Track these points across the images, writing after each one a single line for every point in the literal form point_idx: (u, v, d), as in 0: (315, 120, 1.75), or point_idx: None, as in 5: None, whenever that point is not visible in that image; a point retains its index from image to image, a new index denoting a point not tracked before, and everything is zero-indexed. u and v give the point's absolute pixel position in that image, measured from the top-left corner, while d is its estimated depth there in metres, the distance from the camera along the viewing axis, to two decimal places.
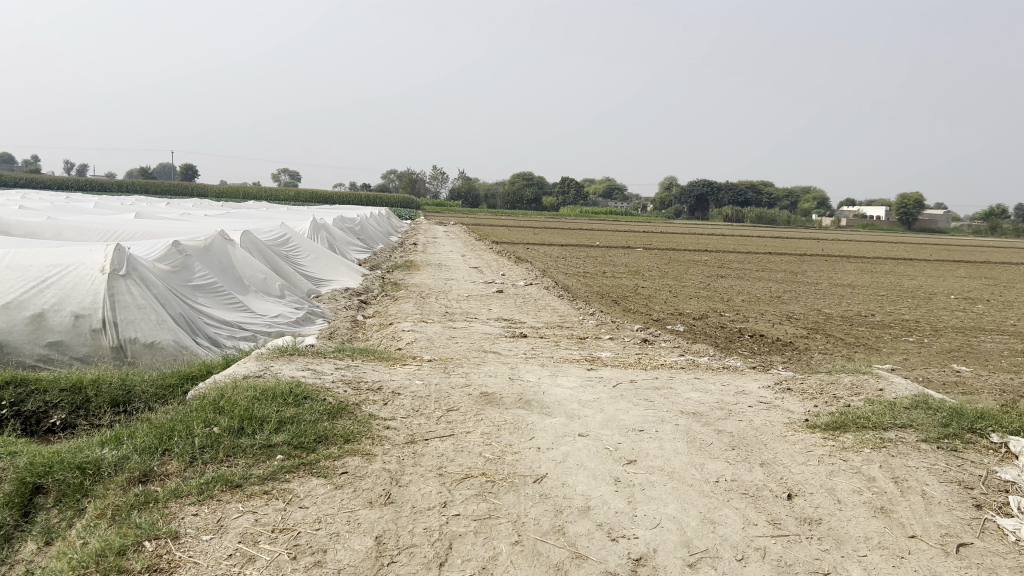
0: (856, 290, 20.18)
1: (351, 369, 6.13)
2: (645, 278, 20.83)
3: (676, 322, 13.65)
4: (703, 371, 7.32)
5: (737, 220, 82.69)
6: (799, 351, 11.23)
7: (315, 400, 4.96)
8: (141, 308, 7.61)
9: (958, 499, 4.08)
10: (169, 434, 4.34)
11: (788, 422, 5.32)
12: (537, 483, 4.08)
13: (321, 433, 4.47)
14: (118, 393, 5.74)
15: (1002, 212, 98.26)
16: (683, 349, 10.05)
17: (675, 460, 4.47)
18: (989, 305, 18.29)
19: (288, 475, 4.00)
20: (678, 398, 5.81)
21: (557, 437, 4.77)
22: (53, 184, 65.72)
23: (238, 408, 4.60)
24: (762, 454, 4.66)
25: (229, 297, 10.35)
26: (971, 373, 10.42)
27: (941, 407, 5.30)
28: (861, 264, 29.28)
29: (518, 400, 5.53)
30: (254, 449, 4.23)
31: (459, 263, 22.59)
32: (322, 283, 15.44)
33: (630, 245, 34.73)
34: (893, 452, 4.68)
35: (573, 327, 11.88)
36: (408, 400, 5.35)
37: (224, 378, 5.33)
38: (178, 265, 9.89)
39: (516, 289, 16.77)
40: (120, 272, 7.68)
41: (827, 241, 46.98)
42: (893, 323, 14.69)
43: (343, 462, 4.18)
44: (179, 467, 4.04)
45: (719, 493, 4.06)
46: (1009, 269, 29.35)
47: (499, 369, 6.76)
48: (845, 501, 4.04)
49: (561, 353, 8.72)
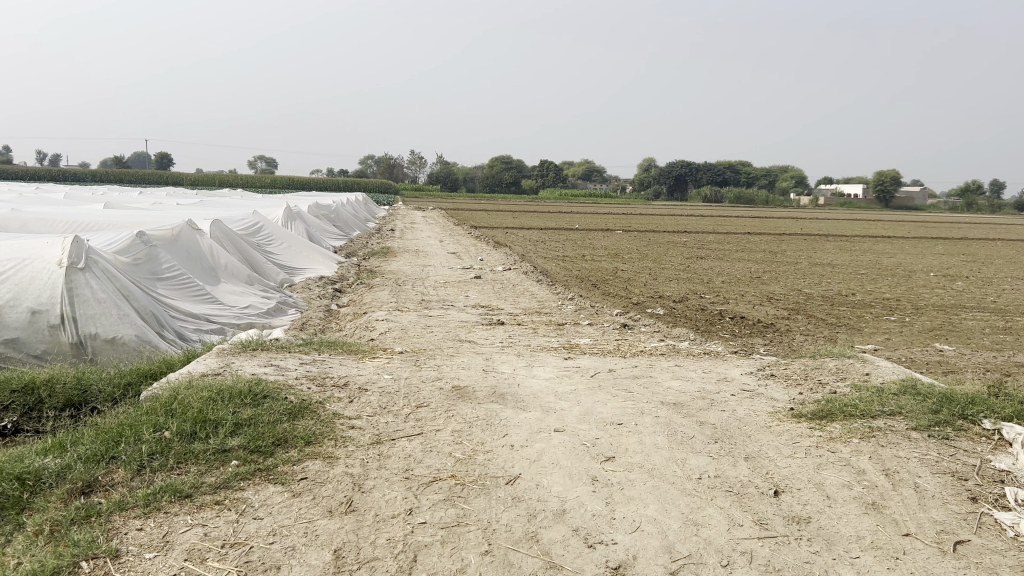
0: (836, 269, 20.06)
1: (317, 364, 5.85)
2: (625, 261, 20.54)
3: (656, 305, 13.44)
4: (684, 357, 7.08)
5: (716, 200, 82.68)
6: (780, 333, 11.06)
7: (275, 400, 4.69)
8: (101, 303, 7.26)
9: (953, 492, 3.88)
10: (117, 440, 4.04)
11: (773, 411, 5.11)
12: (509, 485, 3.84)
13: (280, 436, 4.20)
14: (73, 393, 5.43)
15: (977, 188, 99.11)
16: (664, 333, 9.85)
17: (655, 455, 4.24)
18: (968, 281, 18.24)
19: (243, 483, 3.73)
20: (659, 388, 5.58)
21: (531, 433, 4.53)
22: (23, 174, 64.66)
23: (191, 410, 4.31)
24: (746, 448, 4.44)
25: (197, 289, 10.01)
26: (954, 352, 10.27)
27: (930, 393, 5.12)
28: (840, 242, 29.20)
29: (491, 394, 5.28)
30: (208, 455, 3.95)
31: (437, 249, 22.30)
32: (295, 272, 15.07)
33: (609, 227, 34.51)
34: (883, 442, 4.48)
35: (551, 313, 11.64)
36: (375, 397, 5.09)
37: (179, 377, 5.03)
38: (142, 257, 9.52)
39: (494, 275, 16.46)
40: (77, 265, 7.31)
41: (808, 220, 46.94)
42: (874, 303, 14.57)
43: (302, 467, 3.92)
44: (126, 476, 3.75)
45: (702, 492, 3.83)
46: (987, 245, 29.39)
47: (473, 360, 6.49)
48: (835, 497, 3.83)
49: (538, 341, 8.46)
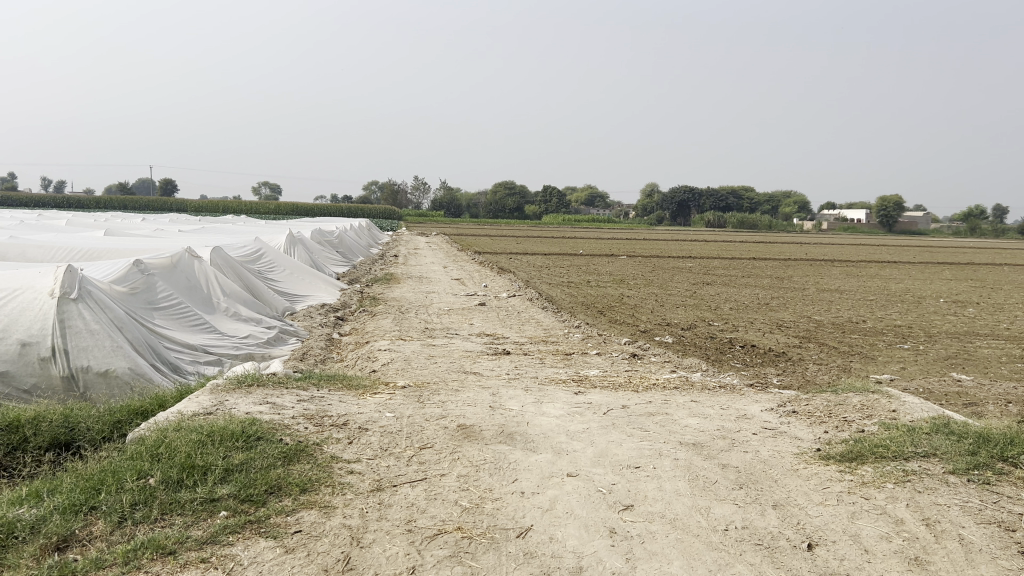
0: (845, 296, 19.77)
1: (315, 402, 5.55)
2: (631, 287, 20.26)
3: (664, 333, 13.16)
4: (699, 391, 6.77)
5: (719, 225, 82.62)
6: (792, 362, 10.78)
7: (269, 442, 4.41)
8: (94, 334, 6.99)
9: (1001, 546, 3.56)
10: (97, 489, 3.75)
11: (799, 452, 4.81)
12: (521, 538, 3.54)
13: (272, 483, 3.92)
14: (60, 431, 5.10)
15: (980, 212, 99.07)
16: (674, 364, 9.55)
17: (677, 504, 3.94)
18: (979, 308, 17.96)
19: (231, 537, 3.43)
20: (676, 427, 5.27)
21: (543, 477, 4.24)
22: (27, 200, 64.69)
23: (178, 455, 4.04)
24: (774, 494, 4.14)
25: (196, 319, 9.74)
26: (973, 383, 9.92)
27: (965, 432, 4.81)
28: (846, 267, 28.90)
29: (499, 434, 4.98)
30: (195, 505, 3.66)
31: (441, 275, 22.08)
32: (297, 300, 14.79)
33: (613, 253, 34.27)
34: (919, 487, 4.18)
35: (558, 342, 11.35)
36: (376, 437, 4.80)
37: (170, 417, 4.75)
38: (139, 286, 9.25)
39: (499, 302, 16.21)
40: (70, 295, 7.07)
41: (812, 245, 46.73)
42: (886, 330, 14.25)
43: (296, 518, 3.63)
44: (105, 530, 3.45)
45: (731, 546, 3.54)
46: (994, 271, 28.99)
47: (478, 396, 6.19)
48: (874, 552, 3.53)
49: (546, 373, 8.16)
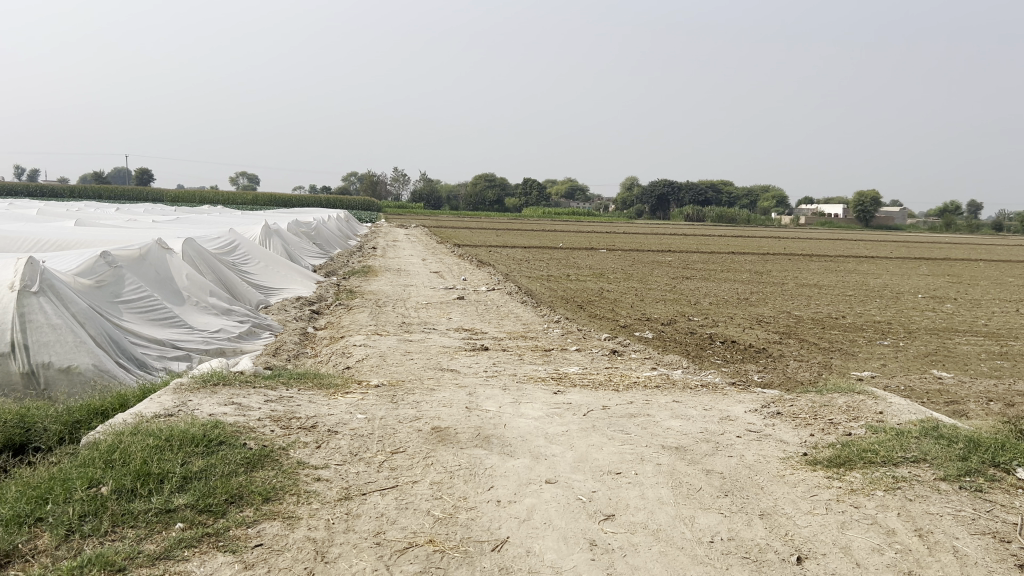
0: (825, 291, 19.72)
1: (282, 402, 5.31)
2: (610, 281, 20.08)
3: (645, 328, 13.00)
4: (681, 391, 6.61)
5: (698, 219, 82.79)
6: (773, 359, 10.66)
7: (232, 447, 4.18)
8: (56, 329, 6.70)
9: (997, 558, 3.41)
10: (45, 498, 3.51)
11: (786, 457, 4.65)
12: (497, 553, 3.34)
13: (233, 492, 3.70)
14: (15, 433, 4.84)
15: (954, 208, 99.94)
16: (654, 361, 9.40)
17: (660, 513, 3.77)
18: (957, 303, 17.97)
19: (188, 552, 3.21)
20: (658, 429, 5.10)
21: (520, 485, 4.05)
22: None
23: (134, 462, 3.80)
24: (760, 502, 3.97)
25: (165, 312, 9.45)
26: (954, 380, 9.84)
27: (955, 436, 4.66)
28: (825, 262, 28.97)
29: (475, 437, 4.78)
30: (149, 517, 3.44)
31: (420, 268, 21.83)
32: (271, 293, 14.50)
33: (592, 246, 34.06)
34: (909, 495, 4.03)
35: (537, 338, 11.16)
36: (345, 441, 4.59)
37: (128, 419, 4.51)
38: (106, 279, 8.94)
39: (477, 295, 16.01)
40: (31, 288, 6.75)
41: (789, 240, 46.88)
42: (866, 326, 14.20)
43: (258, 530, 3.42)
44: (51, 544, 3.20)
45: (717, 560, 3.36)
46: (972, 266, 29.07)
47: (455, 395, 5.99)
48: (866, 565, 3.37)
49: (524, 371, 7.96)
